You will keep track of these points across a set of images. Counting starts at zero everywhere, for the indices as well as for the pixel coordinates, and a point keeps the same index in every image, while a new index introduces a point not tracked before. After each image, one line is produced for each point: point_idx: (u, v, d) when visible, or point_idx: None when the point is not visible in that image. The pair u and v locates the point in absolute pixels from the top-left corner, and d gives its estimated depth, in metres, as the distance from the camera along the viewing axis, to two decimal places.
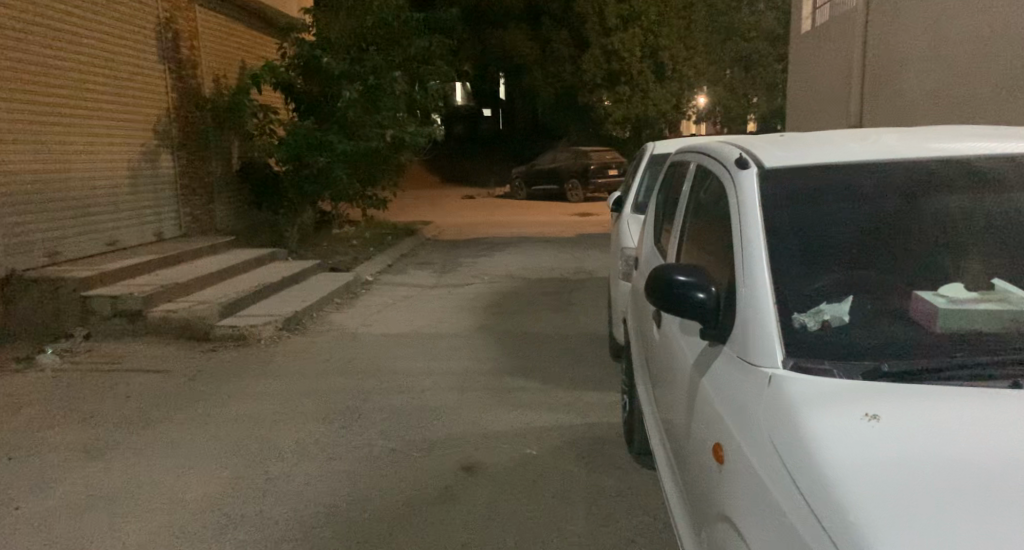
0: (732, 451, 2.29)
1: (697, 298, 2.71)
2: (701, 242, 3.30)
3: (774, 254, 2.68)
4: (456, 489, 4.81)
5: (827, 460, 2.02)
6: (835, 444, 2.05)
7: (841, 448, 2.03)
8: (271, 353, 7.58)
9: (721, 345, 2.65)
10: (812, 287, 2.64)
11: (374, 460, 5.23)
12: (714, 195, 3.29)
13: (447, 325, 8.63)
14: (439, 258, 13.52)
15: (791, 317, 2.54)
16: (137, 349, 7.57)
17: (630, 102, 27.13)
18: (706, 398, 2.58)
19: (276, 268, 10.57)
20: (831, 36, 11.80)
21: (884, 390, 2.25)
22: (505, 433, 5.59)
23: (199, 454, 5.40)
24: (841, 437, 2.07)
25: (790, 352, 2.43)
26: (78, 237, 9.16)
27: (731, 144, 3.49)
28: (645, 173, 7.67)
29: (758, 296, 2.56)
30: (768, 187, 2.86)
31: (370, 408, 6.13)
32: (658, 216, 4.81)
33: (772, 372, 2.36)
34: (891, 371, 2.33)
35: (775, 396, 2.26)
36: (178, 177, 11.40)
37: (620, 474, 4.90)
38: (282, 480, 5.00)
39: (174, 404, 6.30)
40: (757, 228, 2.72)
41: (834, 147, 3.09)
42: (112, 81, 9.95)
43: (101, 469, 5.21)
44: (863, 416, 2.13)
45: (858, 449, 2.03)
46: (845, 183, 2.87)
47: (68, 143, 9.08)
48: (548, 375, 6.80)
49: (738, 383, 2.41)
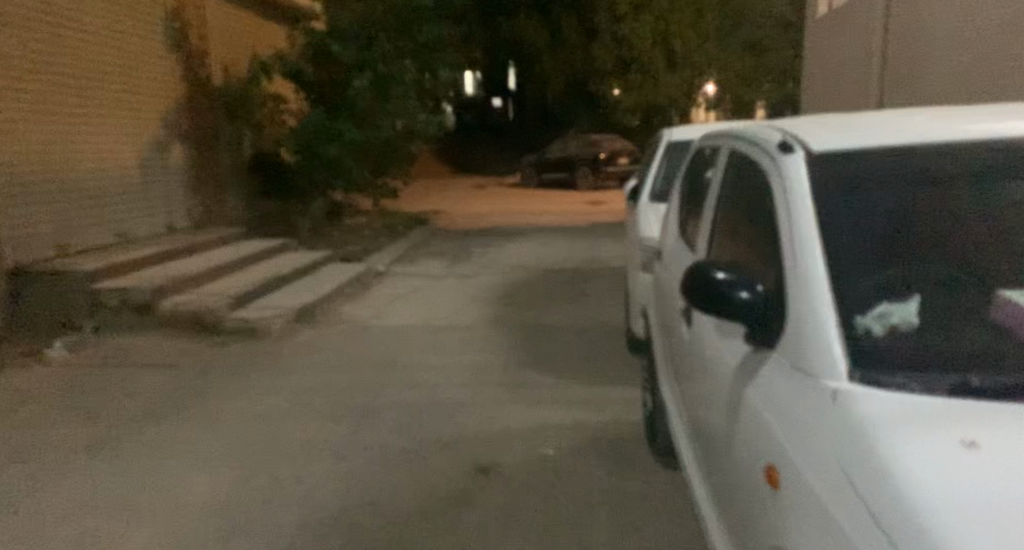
0: (791, 470, 2.08)
1: (740, 297, 2.52)
2: (741, 233, 3.11)
3: (831, 251, 2.47)
4: (474, 492, 4.62)
5: (904, 475, 1.81)
6: (914, 459, 1.85)
7: (923, 467, 1.83)
8: (280, 347, 7.41)
9: (772, 351, 2.45)
10: (873, 287, 2.45)
11: (388, 461, 5.05)
12: (754, 185, 3.08)
13: (460, 317, 8.47)
14: (451, 248, 13.33)
15: (854, 323, 2.34)
16: (145, 345, 7.40)
17: (643, 89, 26.96)
18: (757, 410, 2.38)
19: (284, 259, 10.39)
20: (851, 19, 11.50)
21: (969, 409, 2.03)
22: (523, 432, 5.40)
23: (208, 453, 5.22)
24: (925, 455, 1.86)
25: (854, 361, 2.23)
26: (85, 229, 8.98)
27: (770, 127, 3.28)
28: (664, 160, 7.46)
29: (816, 300, 2.34)
30: (819, 175, 2.65)
31: (382, 406, 5.95)
32: (683, 204, 4.61)
33: (838, 386, 2.16)
34: (974, 385, 2.13)
35: (843, 415, 2.06)
36: (187, 167, 11.20)
37: (644, 476, 4.71)
38: (293, 482, 4.81)
39: (184, 400, 6.14)
40: (809, 224, 2.51)
41: (884, 129, 2.88)
42: (121, 70, 9.78)
43: (107, 469, 5.04)
44: (950, 436, 1.92)
45: (941, 465, 1.82)
46: (907, 171, 2.65)
47: (76, 133, 8.90)
48: (565, 370, 6.62)
49: (798, 397, 2.21)
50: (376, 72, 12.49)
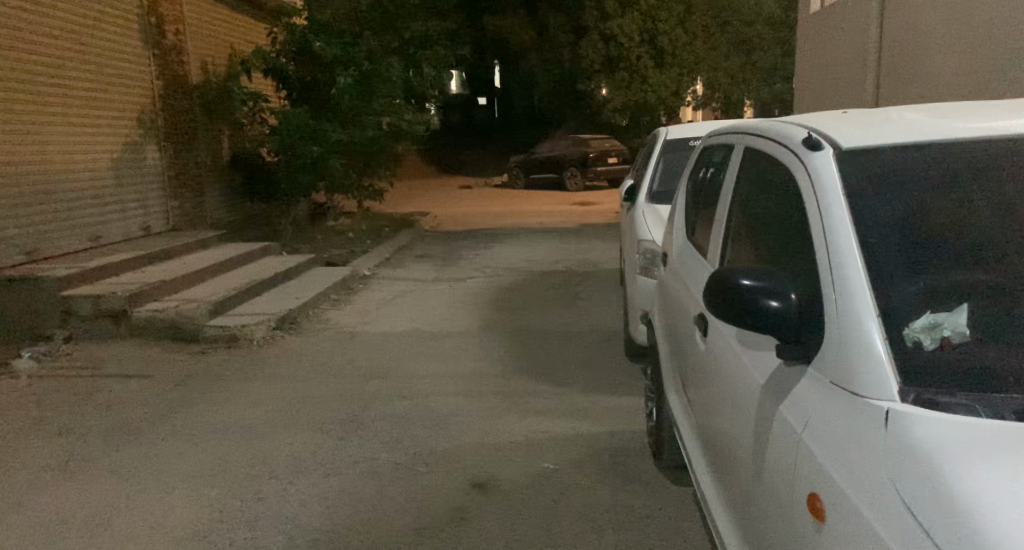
0: (839, 506, 1.85)
1: (770, 306, 2.25)
2: (765, 237, 2.84)
3: (870, 252, 2.22)
4: (469, 510, 4.33)
5: (991, 533, 1.58)
6: (1001, 511, 1.61)
7: (1012, 522, 1.59)
8: (263, 355, 7.11)
9: (808, 367, 2.19)
10: (918, 293, 2.18)
11: (376, 477, 4.75)
12: (776, 185, 2.82)
13: (451, 322, 8.20)
14: (439, 250, 13.04)
15: (902, 334, 2.07)
16: (121, 353, 7.08)
17: (630, 88, 26.61)
18: (793, 434, 2.13)
19: (267, 263, 10.08)
20: (845, 17, 11.28)
21: None
22: (519, 445, 5.12)
23: (185, 470, 4.91)
24: (1011, 504, 1.62)
25: (909, 381, 1.96)
26: (57, 233, 8.64)
27: (790, 123, 3.03)
28: (661, 160, 7.21)
29: (855, 308, 2.09)
30: (851, 172, 2.41)
31: (370, 417, 5.66)
32: (690, 204, 4.36)
33: (888, 405, 1.90)
34: None
35: (897, 441, 1.82)
36: (164, 168, 10.86)
37: (649, 492, 4.44)
38: (275, 501, 4.51)
39: (161, 412, 5.83)
40: (844, 225, 2.26)
41: (919, 125, 2.63)
42: (93, 69, 9.44)
43: (76, 488, 4.73)
44: None
45: None
46: (949, 168, 2.41)
47: (46, 131, 8.57)
48: (561, 377, 6.36)
49: (839, 421, 1.96)
50: (360, 70, 12.14)
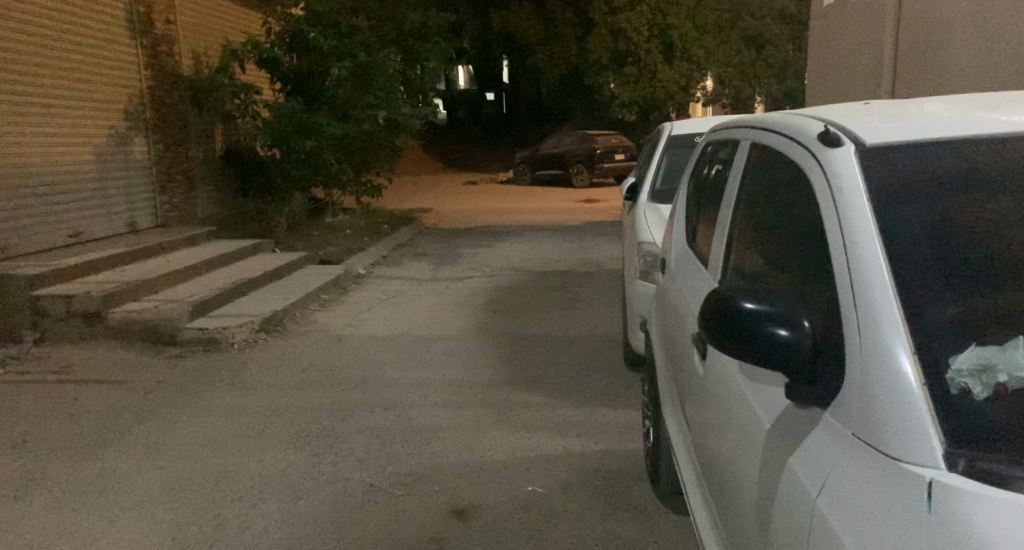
0: None
1: (777, 335, 1.87)
2: (777, 245, 2.44)
3: (902, 273, 1.83)
4: (446, 541, 3.93)
5: None
6: None
7: None
8: (243, 360, 6.75)
9: (825, 411, 1.82)
10: (960, 323, 1.80)
11: (348, 501, 4.37)
12: (787, 188, 2.43)
13: (444, 325, 7.83)
14: (438, 249, 12.66)
15: (948, 378, 1.69)
16: (93, 358, 6.74)
17: (638, 83, 26.07)
18: (806, 496, 1.76)
19: (256, 260, 9.73)
20: None
21: None
22: (505, 465, 4.73)
23: (142, 489, 4.54)
24: None
25: (954, 441, 1.60)
26: (31, 228, 8.28)
27: (803, 117, 2.62)
28: (664, 155, 6.83)
29: (885, 345, 1.70)
30: (878, 172, 2.01)
31: (349, 431, 5.30)
32: (694, 204, 3.93)
33: (933, 475, 1.53)
34: None
35: (945, 521, 1.46)
36: (150, 161, 10.49)
37: (643, 522, 4.05)
38: (236, 529, 4.10)
39: (127, 423, 5.47)
40: (868, 239, 1.87)
41: (958, 118, 2.23)
42: (77, 57, 9.11)
43: (21, 507, 4.35)
44: None
45: None
46: (995, 170, 2.02)
47: (25, 121, 8.24)
48: (556, 388, 5.97)
49: (870, 492, 1.60)
50: (356, 61, 11.70)
